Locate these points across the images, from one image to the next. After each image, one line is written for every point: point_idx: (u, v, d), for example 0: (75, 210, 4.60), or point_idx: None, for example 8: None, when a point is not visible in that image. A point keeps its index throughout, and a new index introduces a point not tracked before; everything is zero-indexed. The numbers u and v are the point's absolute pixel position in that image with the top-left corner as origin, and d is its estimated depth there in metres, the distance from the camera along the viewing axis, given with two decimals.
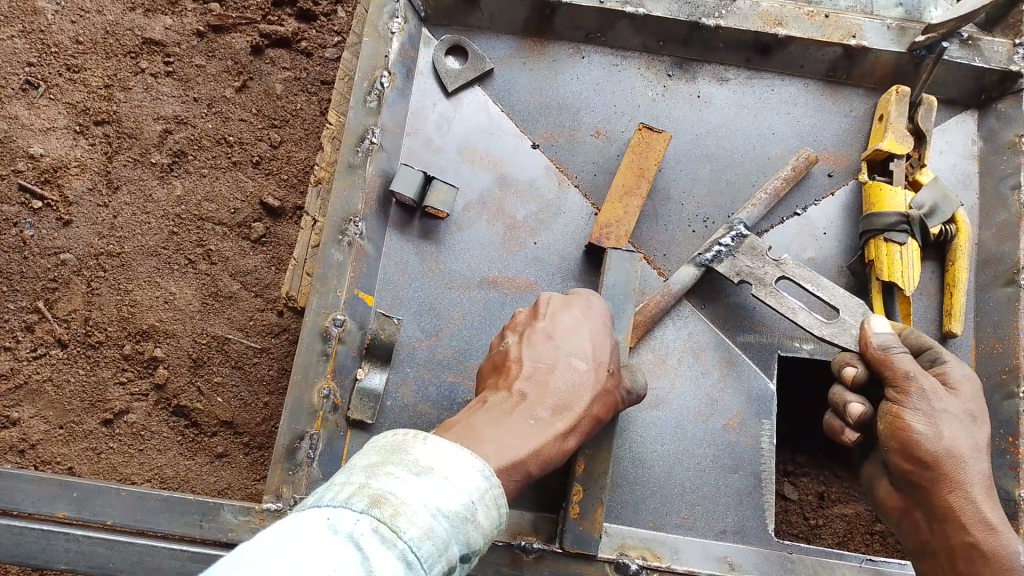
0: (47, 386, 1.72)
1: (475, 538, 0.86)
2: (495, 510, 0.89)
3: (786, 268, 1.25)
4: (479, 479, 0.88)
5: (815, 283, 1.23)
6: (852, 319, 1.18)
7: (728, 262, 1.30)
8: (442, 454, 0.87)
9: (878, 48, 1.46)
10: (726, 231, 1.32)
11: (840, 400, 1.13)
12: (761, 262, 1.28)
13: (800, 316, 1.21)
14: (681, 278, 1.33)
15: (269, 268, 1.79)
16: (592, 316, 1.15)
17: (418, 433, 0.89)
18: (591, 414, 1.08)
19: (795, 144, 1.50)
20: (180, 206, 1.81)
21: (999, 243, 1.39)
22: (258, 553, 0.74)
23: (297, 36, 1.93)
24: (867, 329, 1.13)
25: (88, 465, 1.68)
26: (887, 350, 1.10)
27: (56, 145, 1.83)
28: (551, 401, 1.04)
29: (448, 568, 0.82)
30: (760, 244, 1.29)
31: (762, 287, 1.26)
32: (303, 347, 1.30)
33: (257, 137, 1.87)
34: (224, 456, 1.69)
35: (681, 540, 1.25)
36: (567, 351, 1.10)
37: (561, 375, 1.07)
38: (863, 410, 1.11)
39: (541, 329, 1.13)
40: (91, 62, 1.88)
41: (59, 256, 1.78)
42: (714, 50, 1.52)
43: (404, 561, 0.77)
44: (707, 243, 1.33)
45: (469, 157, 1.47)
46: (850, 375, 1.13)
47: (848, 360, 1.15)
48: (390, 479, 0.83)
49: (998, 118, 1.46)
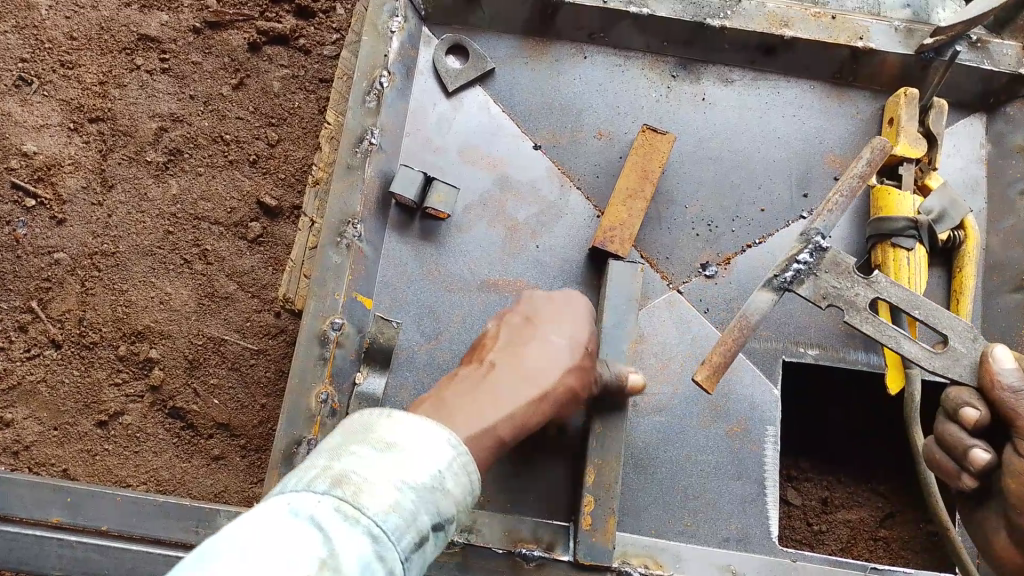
0: (40, 389, 1.70)
1: (446, 507, 0.83)
2: (465, 477, 0.87)
3: (880, 285, 1.06)
4: (446, 449, 0.86)
5: (914, 306, 1.05)
6: (964, 347, 1.04)
7: (808, 283, 1.07)
8: (406, 427, 0.85)
9: (886, 49, 1.44)
10: (801, 245, 1.06)
11: (959, 444, 1.00)
12: (848, 281, 1.07)
13: (906, 346, 1.04)
14: (757, 302, 1.05)
15: (266, 269, 1.77)
16: (574, 303, 1.15)
17: (382, 411, 0.87)
18: (565, 386, 1.06)
19: (802, 146, 1.47)
20: (176, 205, 1.79)
21: (1006, 249, 1.38)
22: (221, 546, 0.70)
23: (295, 33, 1.91)
24: (995, 363, 0.98)
25: (83, 467, 1.66)
26: (1019, 396, 0.96)
27: (50, 143, 1.80)
28: (522, 372, 1.04)
29: (420, 539, 0.80)
30: (845, 256, 1.07)
31: (856, 312, 1.05)
32: (301, 350, 1.29)
33: (254, 135, 1.84)
34: (220, 459, 1.67)
35: (682, 547, 1.23)
36: (546, 331, 1.10)
37: (533, 348, 1.08)
38: (989, 459, 0.97)
39: (522, 312, 1.14)
40: (86, 58, 1.85)
41: (52, 256, 1.76)
42: (719, 51, 1.50)
43: (371, 534, 0.74)
44: (778, 261, 1.07)
45: (469, 158, 1.45)
46: (972, 420, 0.98)
47: (966, 400, 1.00)
48: (353, 458, 0.81)
49: (1006, 122, 1.45)
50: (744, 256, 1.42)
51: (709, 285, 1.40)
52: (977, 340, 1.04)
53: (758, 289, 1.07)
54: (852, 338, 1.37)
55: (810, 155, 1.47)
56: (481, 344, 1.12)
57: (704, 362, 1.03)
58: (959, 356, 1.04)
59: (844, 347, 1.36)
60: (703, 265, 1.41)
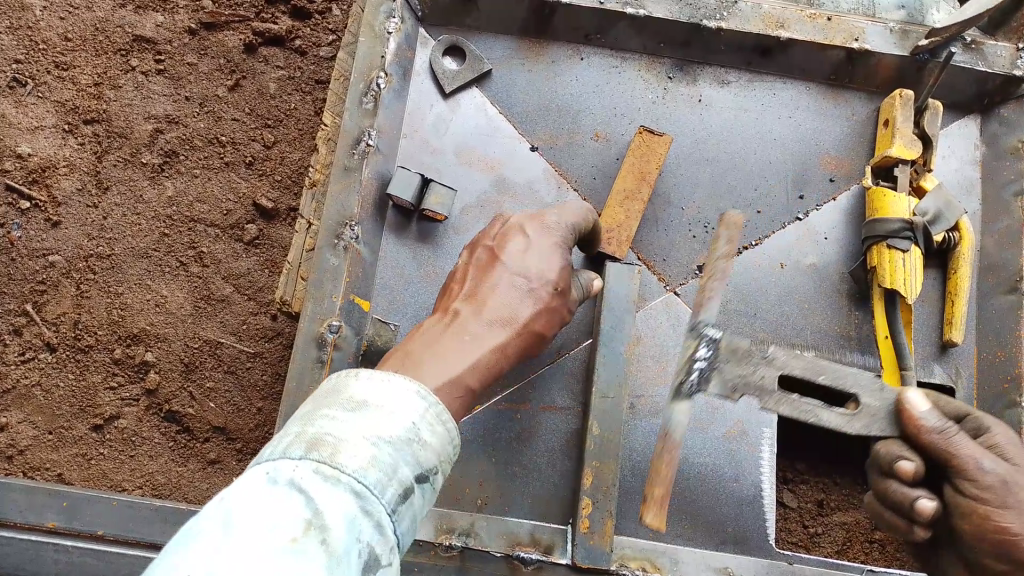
0: (35, 392, 1.69)
1: (425, 458, 0.82)
2: (441, 426, 0.86)
3: (780, 362, 1.06)
4: (417, 401, 0.84)
5: (820, 374, 1.06)
6: (877, 403, 1.06)
7: (714, 379, 1.06)
8: (375, 384, 0.83)
9: (882, 51, 1.44)
10: (696, 345, 1.05)
11: (906, 501, 1.00)
12: (750, 366, 1.06)
13: (827, 418, 1.04)
14: (678, 422, 1.04)
15: (263, 271, 1.77)
16: (541, 234, 1.13)
17: (348, 371, 0.85)
18: (534, 329, 1.06)
19: (798, 148, 1.48)
20: (172, 207, 1.78)
21: (1000, 250, 1.38)
22: (200, 524, 0.69)
23: (291, 34, 1.90)
24: (913, 411, 1.02)
25: (78, 471, 1.66)
26: (945, 435, 1.00)
27: (44, 144, 1.79)
28: (488, 319, 1.03)
29: (404, 491, 0.79)
30: (738, 341, 1.07)
31: (770, 399, 1.05)
32: (298, 353, 1.28)
33: (250, 137, 1.84)
34: (216, 463, 1.67)
35: (681, 551, 1.23)
36: (510, 268, 1.08)
37: (499, 292, 1.06)
38: (933, 505, 0.98)
39: (489, 249, 1.13)
40: (81, 59, 1.85)
41: (47, 258, 1.75)
42: (716, 52, 1.50)
43: (353, 492, 0.73)
44: (677, 367, 1.06)
45: (466, 159, 1.45)
46: (911, 473, 0.99)
47: (898, 453, 1.01)
48: (326, 422, 0.79)
49: (1000, 123, 1.46)
50: (740, 258, 1.42)
51: None
52: (883, 389, 1.07)
53: (671, 406, 1.05)
54: (848, 339, 1.37)
55: (805, 156, 1.48)
56: (449, 290, 1.12)
57: (648, 500, 1.01)
58: (874, 411, 1.06)
59: (840, 349, 1.37)
60: (699, 267, 1.42)
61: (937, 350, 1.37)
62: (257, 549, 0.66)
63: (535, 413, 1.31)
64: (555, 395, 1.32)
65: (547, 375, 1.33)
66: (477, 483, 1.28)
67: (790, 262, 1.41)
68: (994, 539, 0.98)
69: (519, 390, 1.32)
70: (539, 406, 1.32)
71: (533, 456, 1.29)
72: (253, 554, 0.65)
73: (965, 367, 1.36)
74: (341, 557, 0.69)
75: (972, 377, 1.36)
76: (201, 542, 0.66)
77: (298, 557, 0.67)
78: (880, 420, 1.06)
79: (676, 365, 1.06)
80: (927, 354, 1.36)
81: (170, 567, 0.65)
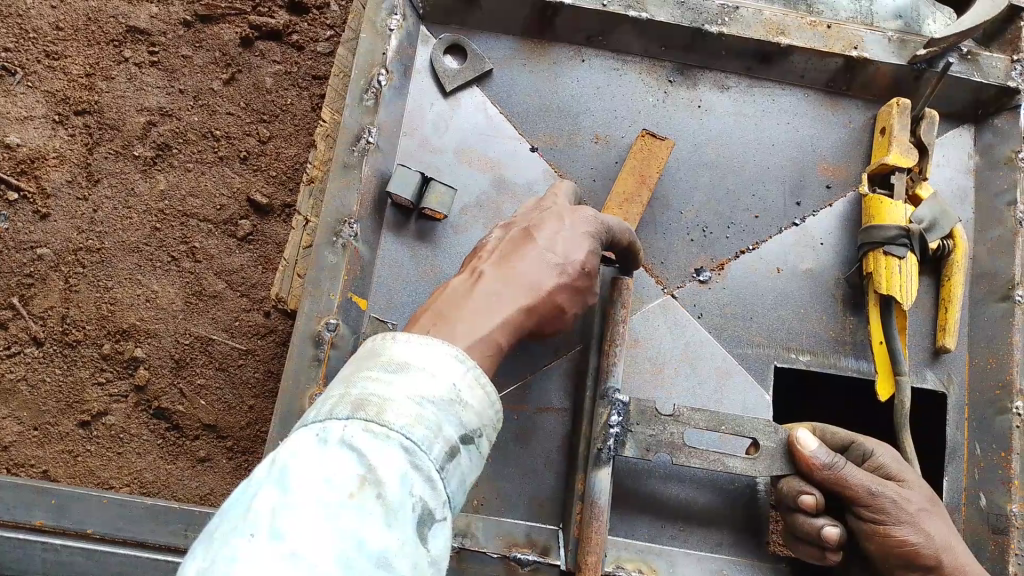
0: (21, 387, 1.67)
1: (468, 419, 0.82)
2: (482, 389, 0.85)
3: (684, 418, 1.18)
4: (456, 364, 0.84)
5: (722, 425, 1.17)
6: (773, 443, 1.16)
7: (629, 440, 1.18)
8: (415, 348, 0.84)
9: (880, 59, 1.46)
10: (609, 410, 1.18)
11: (812, 531, 1.11)
12: (660, 425, 1.18)
13: (734, 464, 1.15)
14: (603, 487, 1.14)
15: (256, 268, 1.75)
16: (577, 221, 1.14)
17: (387, 335, 0.86)
18: (557, 301, 1.07)
19: (796, 154, 1.49)
20: (164, 201, 1.76)
21: (993, 259, 1.39)
22: (257, 488, 0.72)
23: (288, 29, 1.89)
24: (805, 450, 1.11)
25: (63, 469, 1.64)
26: (835, 468, 1.10)
27: (34, 135, 1.76)
28: (514, 282, 1.04)
29: (451, 449, 0.79)
30: (647, 404, 1.19)
31: (679, 454, 1.17)
32: (294, 351, 1.27)
33: (245, 132, 1.82)
34: (206, 461, 1.65)
35: (677, 552, 1.23)
36: (542, 245, 1.09)
37: (524, 261, 1.07)
38: (838, 530, 1.08)
39: (524, 229, 1.13)
40: (73, 48, 1.81)
41: (35, 251, 1.72)
42: (717, 57, 1.50)
43: (403, 448, 0.74)
44: (595, 432, 1.17)
45: (466, 159, 1.44)
46: (814, 505, 1.09)
47: (800, 488, 1.12)
48: (368, 383, 0.80)
49: (994, 134, 1.48)
50: (738, 262, 1.42)
51: (703, 290, 1.41)
52: (776, 429, 1.17)
53: (595, 472, 1.15)
54: (843, 344, 1.39)
55: (804, 163, 1.48)
56: (477, 256, 1.12)
57: (584, 566, 1.11)
58: (771, 452, 1.16)
59: (835, 353, 1.38)
60: (696, 270, 1.42)
61: (930, 355, 1.38)
62: (313, 506, 0.68)
63: (531, 414, 1.29)
64: (552, 395, 1.30)
65: (545, 375, 1.31)
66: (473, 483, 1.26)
67: (787, 267, 1.42)
68: (900, 553, 1.08)
69: (515, 391, 1.30)
70: (536, 407, 1.30)
71: (530, 457, 1.28)
72: (309, 512, 0.67)
73: (957, 374, 1.37)
74: (396, 511, 0.71)
75: (965, 383, 1.37)
76: (261, 502, 0.69)
77: (354, 512, 0.69)
78: (778, 456, 1.16)
79: (593, 430, 1.17)
80: (921, 360, 1.38)
81: (236, 525, 0.68)
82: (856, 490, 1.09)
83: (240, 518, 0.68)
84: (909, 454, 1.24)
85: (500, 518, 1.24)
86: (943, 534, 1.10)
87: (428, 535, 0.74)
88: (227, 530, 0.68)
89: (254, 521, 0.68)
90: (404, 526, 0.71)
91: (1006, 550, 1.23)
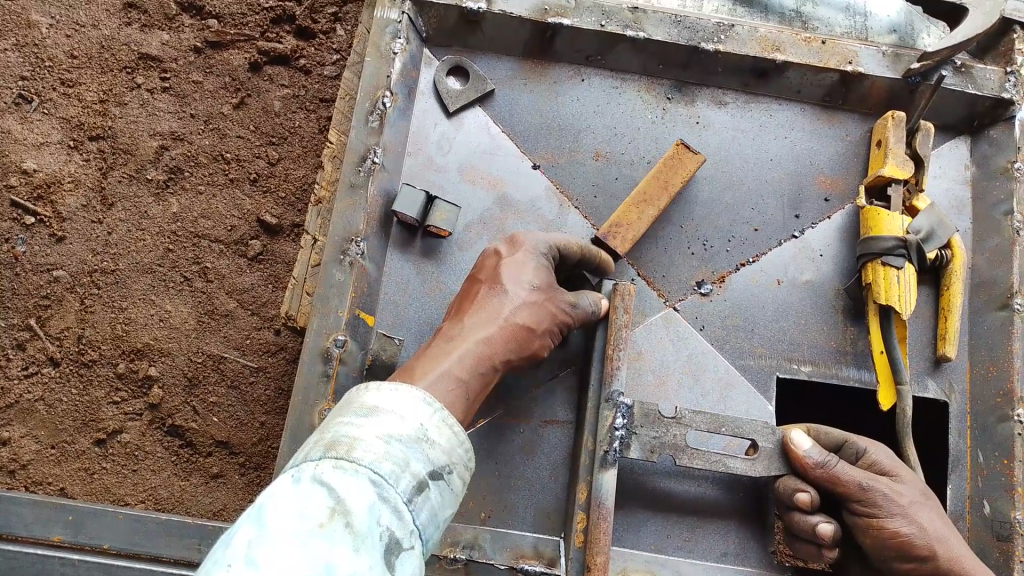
0: (38, 407, 1.71)
1: (435, 456, 0.87)
2: (449, 429, 0.90)
3: (686, 421, 1.20)
4: (423, 407, 0.89)
5: (723, 427, 1.19)
6: (772, 445, 1.19)
7: (634, 443, 1.19)
8: (385, 394, 0.89)
9: (875, 73, 1.49)
10: (613, 413, 1.19)
11: (807, 528, 1.13)
12: (663, 427, 1.20)
13: (735, 465, 1.17)
14: (608, 490, 1.16)
15: (266, 286, 1.78)
16: (514, 252, 1.21)
17: (360, 386, 0.92)
18: (518, 322, 1.13)
19: (793, 167, 1.51)
20: (176, 223, 1.80)
21: (992, 268, 1.41)
22: (236, 525, 0.76)
23: (296, 53, 1.93)
24: (799, 449, 1.15)
25: (80, 486, 1.67)
26: (828, 466, 1.13)
27: (50, 160, 1.81)
28: (473, 321, 1.13)
29: (419, 483, 0.83)
30: (651, 408, 1.21)
31: (683, 454, 1.19)
32: (303, 368, 1.30)
33: (254, 154, 1.86)
34: (219, 477, 1.68)
35: (682, 563, 1.25)
36: (486, 281, 1.18)
37: (478, 303, 1.15)
38: (833, 527, 1.12)
39: (470, 276, 1.22)
40: (86, 76, 1.87)
41: (52, 273, 1.76)
42: (714, 74, 1.53)
43: (371, 481, 0.79)
44: (600, 437, 1.18)
45: (470, 177, 1.48)
46: (808, 502, 1.12)
47: (794, 486, 1.15)
48: (341, 428, 0.85)
49: (991, 144, 1.49)
50: (738, 274, 1.45)
51: (704, 303, 1.43)
52: (773, 430, 1.19)
53: (602, 475, 1.17)
54: (844, 355, 1.40)
55: (802, 176, 1.51)
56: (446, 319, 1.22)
57: (593, 567, 1.12)
58: (769, 453, 1.18)
59: (837, 364, 1.40)
60: (698, 283, 1.44)
61: (931, 365, 1.39)
62: (286, 537, 0.72)
63: (536, 428, 1.32)
64: (557, 408, 1.33)
65: (549, 389, 1.33)
66: (480, 496, 1.28)
67: (787, 279, 1.44)
68: (894, 545, 1.10)
69: (520, 405, 1.33)
70: (541, 421, 1.32)
71: (535, 468, 1.30)
72: (282, 543, 0.72)
73: (958, 383, 1.39)
74: (363, 538, 0.75)
75: (966, 393, 1.39)
76: (238, 538, 0.73)
77: (324, 541, 0.73)
78: (779, 455, 1.18)
79: (598, 434, 1.19)
80: (922, 370, 1.39)
81: (213, 561, 0.72)
82: (850, 486, 1.12)
83: (219, 551, 0.72)
84: (913, 463, 1.25)
85: (507, 530, 1.26)
86: (937, 527, 1.11)
87: (395, 563, 0.77)
88: (207, 564, 0.72)
89: (232, 552, 0.72)
90: (371, 552, 0.75)
91: (1011, 557, 1.24)
